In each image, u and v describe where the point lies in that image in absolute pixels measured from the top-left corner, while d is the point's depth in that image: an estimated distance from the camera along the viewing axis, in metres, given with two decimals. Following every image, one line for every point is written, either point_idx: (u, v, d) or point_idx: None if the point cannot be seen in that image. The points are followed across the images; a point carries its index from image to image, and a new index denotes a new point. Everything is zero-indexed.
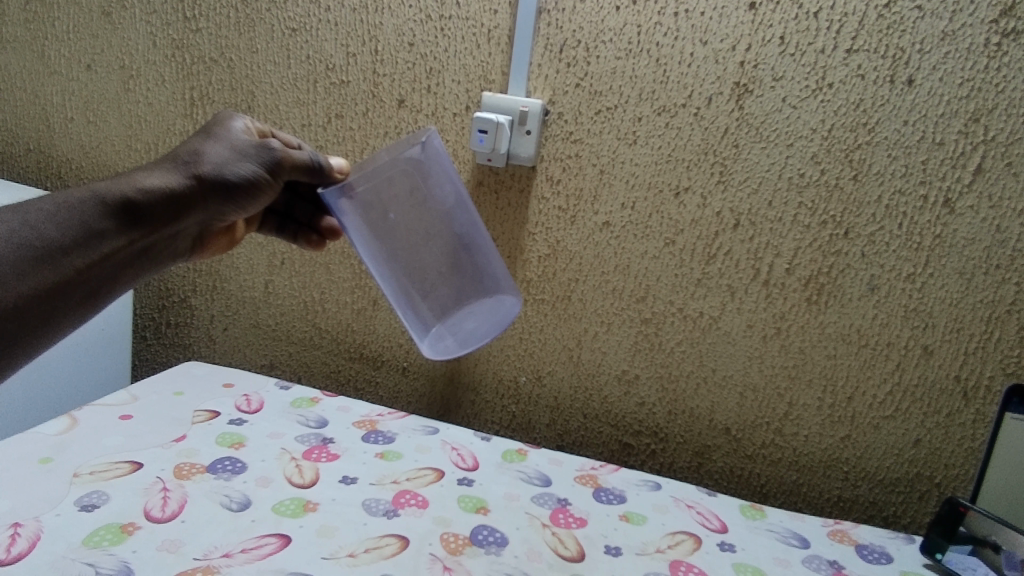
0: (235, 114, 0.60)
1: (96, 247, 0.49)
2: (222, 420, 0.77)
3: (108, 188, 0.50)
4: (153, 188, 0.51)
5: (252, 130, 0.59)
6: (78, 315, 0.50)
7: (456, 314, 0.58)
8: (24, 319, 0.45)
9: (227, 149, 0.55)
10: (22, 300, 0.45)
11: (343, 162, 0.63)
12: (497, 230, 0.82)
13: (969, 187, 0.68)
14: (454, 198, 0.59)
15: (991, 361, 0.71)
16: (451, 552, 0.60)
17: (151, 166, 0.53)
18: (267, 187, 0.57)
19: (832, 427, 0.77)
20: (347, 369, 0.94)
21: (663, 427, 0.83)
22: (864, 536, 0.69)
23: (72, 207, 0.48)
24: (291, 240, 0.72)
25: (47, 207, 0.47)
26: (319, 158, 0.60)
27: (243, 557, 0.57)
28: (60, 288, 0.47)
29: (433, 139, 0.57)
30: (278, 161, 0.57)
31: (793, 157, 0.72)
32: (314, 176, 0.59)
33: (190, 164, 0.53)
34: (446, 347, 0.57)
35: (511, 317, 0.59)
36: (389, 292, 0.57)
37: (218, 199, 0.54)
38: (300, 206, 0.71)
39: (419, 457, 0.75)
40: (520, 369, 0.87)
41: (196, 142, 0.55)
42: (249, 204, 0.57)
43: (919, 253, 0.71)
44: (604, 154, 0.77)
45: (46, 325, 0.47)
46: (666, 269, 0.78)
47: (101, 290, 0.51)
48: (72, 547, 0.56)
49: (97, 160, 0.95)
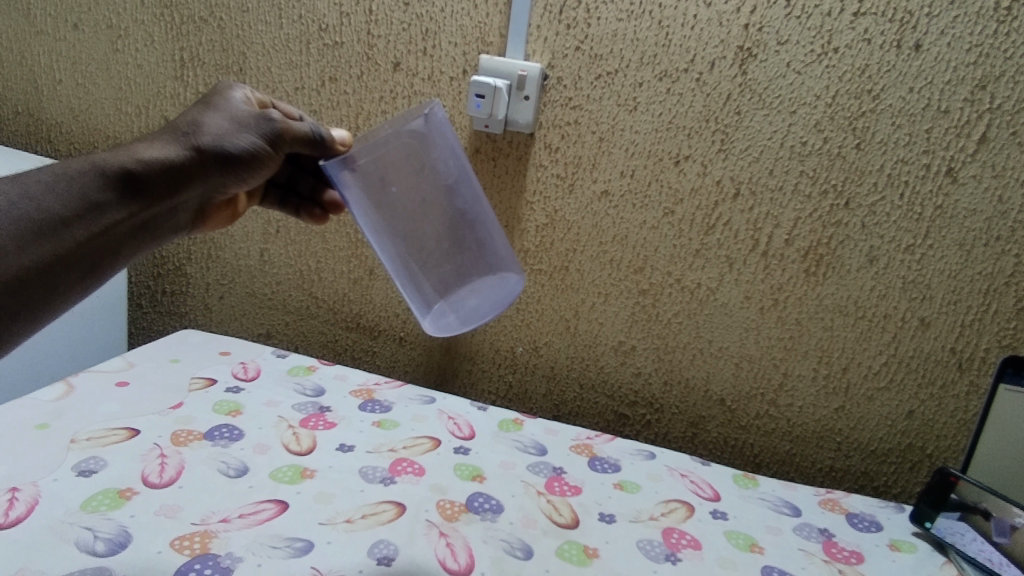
0: (235, 84, 0.59)
1: (97, 218, 0.48)
2: (219, 387, 0.77)
3: (106, 159, 0.49)
4: (153, 159, 0.50)
5: (253, 102, 0.58)
6: (81, 288, 0.49)
7: (458, 291, 0.58)
8: (26, 291, 0.44)
9: (227, 120, 0.55)
10: (24, 272, 0.44)
11: (346, 135, 0.62)
12: (495, 199, 0.81)
13: (973, 156, 0.67)
14: (456, 171, 0.58)
15: (986, 333, 0.72)
16: (446, 518, 0.61)
17: (150, 137, 0.52)
18: (269, 160, 0.56)
19: (826, 399, 0.78)
20: (344, 339, 0.94)
21: (658, 397, 0.83)
22: (855, 505, 0.71)
23: (71, 177, 0.47)
24: (293, 214, 0.71)
25: (47, 178, 0.46)
26: (321, 129, 0.59)
27: (241, 522, 0.57)
28: (62, 262, 0.46)
29: (438, 112, 0.56)
30: (280, 133, 0.56)
31: (795, 125, 0.71)
32: (316, 148, 0.59)
33: (189, 135, 0.52)
34: (447, 325, 0.57)
35: (512, 296, 0.59)
36: (390, 266, 0.57)
37: (219, 171, 0.54)
38: (303, 179, 0.70)
39: (415, 425, 0.75)
40: (517, 339, 0.87)
41: (195, 113, 0.54)
42: (251, 176, 0.56)
43: (920, 224, 0.70)
44: (603, 121, 0.76)
45: (50, 298, 0.46)
46: (665, 240, 0.78)
47: (104, 264, 0.50)
48: (71, 511, 0.56)
49: (87, 124, 0.93)
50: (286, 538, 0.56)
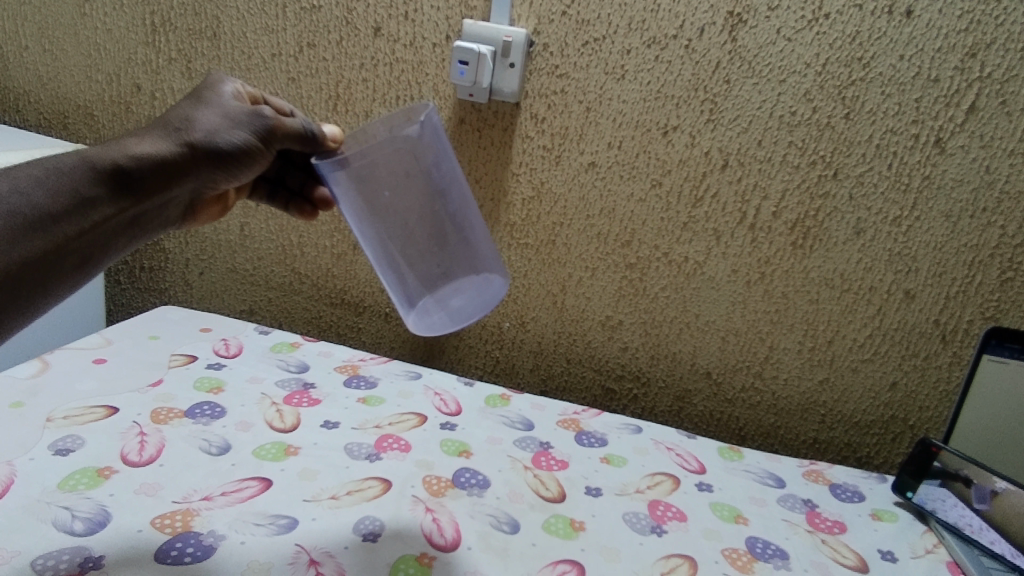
0: (226, 77, 0.58)
1: (86, 214, 0.46)
2: (200, 364, 0.76)
3: (97, 154, 0.48)
4: (144, 154, 0.49)
5: (243, 95, 0.58)
6: (70, 282, 0.47)
7: (443, 289, 0.56)
8: (17, 287, 0.43)
9: (219, 115, 0.54)
10: (17, 267, 0.42)
11: (337, 129, 0.60)
12: (480, 171, 0.80)
13: (961, 126, 0.67)
14: (449, 176, 0.57)
15: (971, 305, 0.72)
16: (433, 493, 0.60)
17: (140, 132, 0.51)
18: (261, 155, 0.55)
19: (811, 371, 0.78)
20: (329, 315, 0.92)
21: (645, 371, 0.83)
22: (838, 476, 0.72)
23: (61, 172, 0.46)
24: (283, 207, 0.69)
25: (38, 172, 0.45)
26: (313, 125, 0.56)
27: (223, 499, 0.57)
28: (51, 257, 0.44)
29: (433, 116, 0.55)
30: (272, 129, 0.55)
31: (785, 94, 0.70)
32: (308, 145, 0.56)
33: (181, 131, 0.51)
34: (431, 322, 0.56)
35: (496, 297, 0.57)
36: (379, 267, 0.57)
37: (211, 167, 0.52)
38: (293, 174, 0.68)
39: (401, 401, 0.74)
40: (503, 315, 0.86)
41: (187, 108, 0.53)
42: (242, 172, 0.55)
43: (907, 195, 0.70)
44: (591, 90, 0.74)
45: (40, 291, 0.45)
46: (652, 212, 0.77)
47: (93, 258, 0.48)
48: (48, 490, 0.55)
49: (56, 92, 0.90)
50: (270, 515, 0.56)
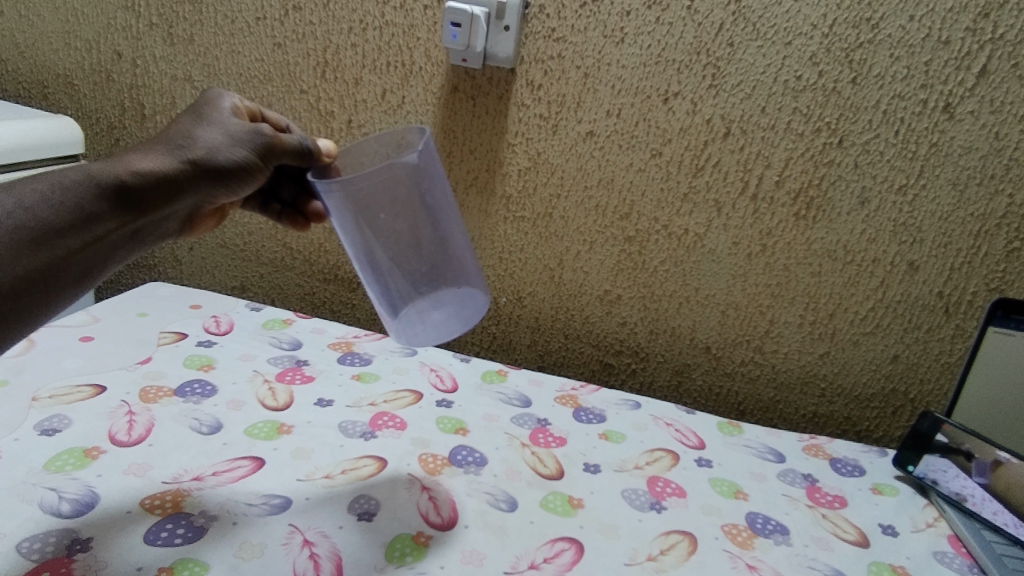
0: (223, 92, 0.57)
1: (89, 229, 0.44)
2: (190, 341, 0.74)
3: (101, 170, 0.46)
4: (148, 170, 0.47)
5: (241, 110, 0.57)
6: (71, 294, 0.45)
7: (427, 305, 0.56)
8: (19, 300, 0.41)
9: (221, 133, 0.52)
10: (19, 280, 0.40)
11: (331, 144, 0.61)
12: (475, 140, 0.78)
13: (971, 91, 0.65)
14: (440, 199, 0.56)
15: (975, 276, 0.71)
16: (430, 472, 0.59)
17: (140, 147, 0.49)
18: (259, 171, 0.54)
19: (812, 345, 0.77)
20: (322, 292, 0.91)
21: (644, 346, 0.82)
22: (839, 450, 0.71)
23: (66, 188, 0.44)
24: (274, 220, 0.68)
25: (43, 188, 0.43)
26: (309, 141, 0.57)
27: (214, 480, 0.55)
28: (53, 271, 0.42)
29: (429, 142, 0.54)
30: (271, 146, 0.54)
31: (790, 57, 0.67)
32: (304, 160, 0.57)
33: (183, 148, 0.50)
34: (413, 334, 0.56)
35: (479, 310, 0.57)
36: (368, 283, 0.55)
37: (212, 183, 0.51)
38: (287, 186, 0.66)
39: (396, 378, 0.73)
40: (499, 290, 0.84)
41: (187, 126, 0.52)
42: (240, 187, 0.54)
43: (913, 163, 0.68)
44: (589, 54, 0.71)
45: (41, 305, 0.42)
46: (652, 183, 0.75)
47: (95, 270, 0.46)
48: (33, 471, 0.53)
49: (35, 60, 0.86)
50: (263, 495, 0.54)
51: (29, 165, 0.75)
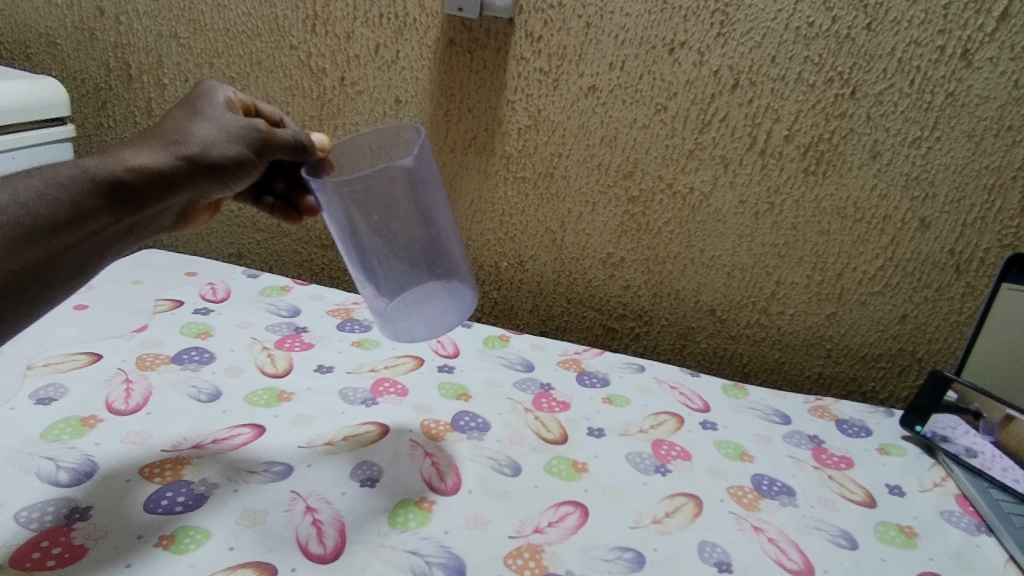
0: (218, 85, 0.56)
1: (84, 225, 0.42)
2: (186, 309, 0.73)
3: (96, 167, 0.44)
4: (142, 166, 0.45)
5: (236, 104, 0.55)
6: (68, 290, 0.43)
7: (419, 303, 0.54)
8: (16, 295, 0.39)
9: (216, 129, 0.50)
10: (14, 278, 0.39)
11: (324, 137, 0.56)
12: (473, 98, 0.75)
13: (991, 36, 0.62)
14: (436, 202, 0.54)
15: (988, 232, 0.69)
16: (431, 438, 0.58)
17: (135, 144, 0.48)
18: (255, 167, 0.52)
19: (818, 305, 0.75)
20: (320, 259, 0.89)
21: (647, 309, 0.80)
22: (846, 411, 0.70)
23: (59, 184, 0.42)
24: (267, 212, 0.66)
25: (37, 183, 0.41)
26: (302, 133, 0.54)
27: (214, 448, 0.54)
28: (49, 268, 0.41)
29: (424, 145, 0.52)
30: (266, 141, 0.52)
31: (802, 2, 0.64)
32: (299, 155, 0.54)
33: (178, 144, 0.48)
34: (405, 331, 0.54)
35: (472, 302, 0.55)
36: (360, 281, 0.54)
37: (207, 179, 0.49)
38: (278, 178, 0.64)
39: (397, 344, 0.72)
40: (500, 254, 0.82)
41: (182, 121, 0.50)
42: (236, 183, 0.52)
43: (928, 113, 0.65)
44: (591, 3, 0.68)
45: (40, 299, 0.41)
46: (656, 140, 0.72)
47: (90, 266, 0.44)
48: (29, 440, 0.52)
49: (15, 19, 0.83)
50: (264, 462, 0.53)
51: (13, 128, 0.73)
